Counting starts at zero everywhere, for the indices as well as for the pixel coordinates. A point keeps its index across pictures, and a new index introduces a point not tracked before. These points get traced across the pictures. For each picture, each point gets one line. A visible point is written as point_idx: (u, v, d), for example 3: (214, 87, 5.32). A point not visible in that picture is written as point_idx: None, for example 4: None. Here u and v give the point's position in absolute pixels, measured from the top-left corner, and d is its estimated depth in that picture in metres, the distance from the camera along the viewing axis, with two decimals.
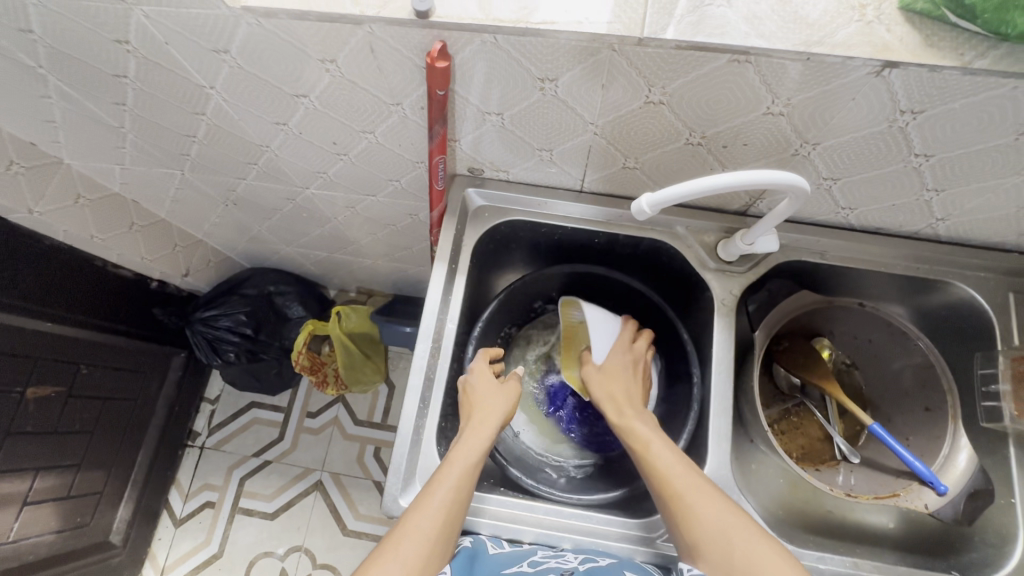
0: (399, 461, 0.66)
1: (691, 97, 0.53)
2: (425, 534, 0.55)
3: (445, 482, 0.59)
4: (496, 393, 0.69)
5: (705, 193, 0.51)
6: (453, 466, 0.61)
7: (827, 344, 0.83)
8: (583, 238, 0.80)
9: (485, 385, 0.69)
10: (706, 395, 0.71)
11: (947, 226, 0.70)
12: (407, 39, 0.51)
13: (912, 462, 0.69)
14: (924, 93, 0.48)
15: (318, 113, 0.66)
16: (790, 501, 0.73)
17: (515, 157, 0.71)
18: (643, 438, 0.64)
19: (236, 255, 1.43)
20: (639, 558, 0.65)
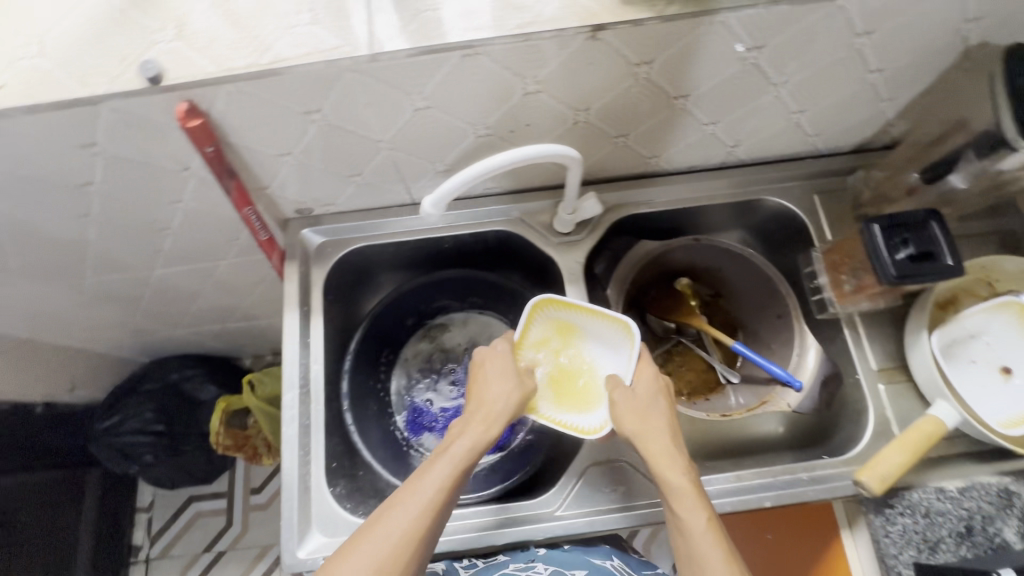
0: (289, 516, 0.65)
1: (451, 96, 0.55)
2: (404, 529, 0.52)
3: (436, 478, 0.55)
4: (509, 384, 0.64)
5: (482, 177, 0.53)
6: (448, 463, 0.56)
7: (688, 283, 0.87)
8: (433, 246, 0.82)
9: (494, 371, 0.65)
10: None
11: (744, 150, 0.77)
12: (153, 107, 0.51)
13: (769, 366, 0.74)
14: (644, 45, 0.52)
15: (114, 196, 0.65)
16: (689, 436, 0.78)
17: (334, 189, 0.71)
18: (652, 431, 0.61)
19: (127, 352, 1.35)
20: (548, 533, 0.67)
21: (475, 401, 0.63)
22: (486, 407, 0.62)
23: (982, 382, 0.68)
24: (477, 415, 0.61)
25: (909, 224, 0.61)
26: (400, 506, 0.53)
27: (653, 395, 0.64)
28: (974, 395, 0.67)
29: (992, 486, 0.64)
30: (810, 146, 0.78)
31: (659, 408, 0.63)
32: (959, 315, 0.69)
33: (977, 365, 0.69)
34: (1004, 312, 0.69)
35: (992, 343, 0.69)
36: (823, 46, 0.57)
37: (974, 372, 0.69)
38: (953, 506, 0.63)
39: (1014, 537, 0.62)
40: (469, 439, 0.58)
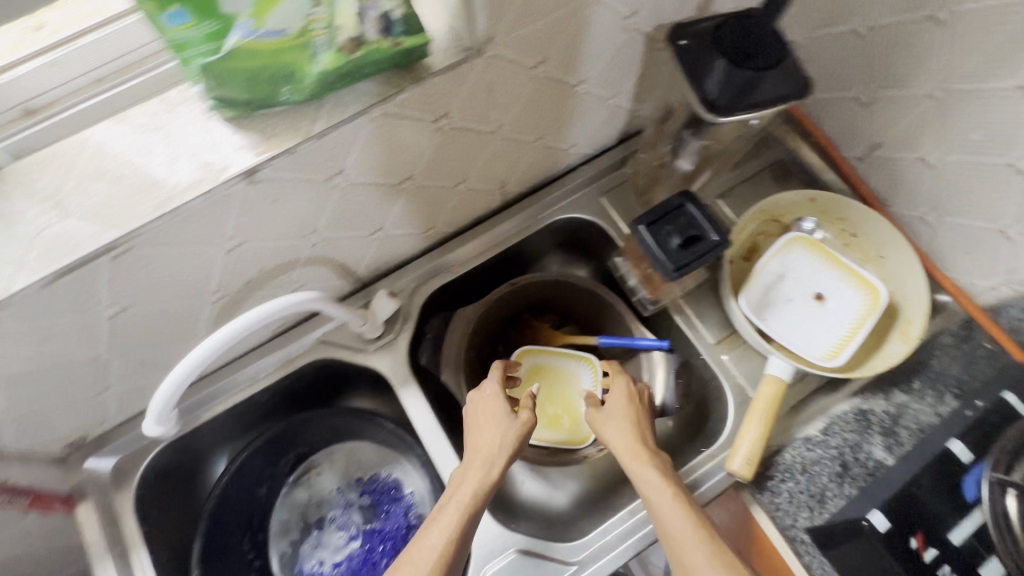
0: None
1: (138, 290, 0.48)
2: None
3: (444, 520, 0.54)
4: (500, 424, 0.62)
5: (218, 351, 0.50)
6: (454, 505, 0.56)
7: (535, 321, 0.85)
8: (250, 406, 0.73)
9: (488, 411, 0.64)
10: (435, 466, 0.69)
11: (515, 186, 0.75)
12: None
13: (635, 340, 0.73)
14: (320, 164, 0.48)
15: None
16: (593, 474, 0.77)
17: (92, 411, 0.62)
18: (629, 447, 0.60)
19: None
20: None
21: (472, 445, 0.62)
22: (477, 454, 0.60)
23: (806, 317, 0.69)
24: (478, 457, 0.60)
25: (666, 214, 0.61)
26: (410, 560, 0.52)
27: (618, 408, 0.64)
28: (803, 332, 0.68)
29: (847, 413, 0.65)
30: (576, 155, 0.77)
31: (627, 419, 0.63)
32: (760, 264, 0.71)
33: (795, 303, 0.70)
34: (795, 247, 0.72)
35: (798, 277, 0.71)
36: (506, 88, 0.55)
37: (796, 309, 0.70)
38: (823, 450, 0.63)
39: (884, 453, 0.62)
40: (478, 483, 0.57)
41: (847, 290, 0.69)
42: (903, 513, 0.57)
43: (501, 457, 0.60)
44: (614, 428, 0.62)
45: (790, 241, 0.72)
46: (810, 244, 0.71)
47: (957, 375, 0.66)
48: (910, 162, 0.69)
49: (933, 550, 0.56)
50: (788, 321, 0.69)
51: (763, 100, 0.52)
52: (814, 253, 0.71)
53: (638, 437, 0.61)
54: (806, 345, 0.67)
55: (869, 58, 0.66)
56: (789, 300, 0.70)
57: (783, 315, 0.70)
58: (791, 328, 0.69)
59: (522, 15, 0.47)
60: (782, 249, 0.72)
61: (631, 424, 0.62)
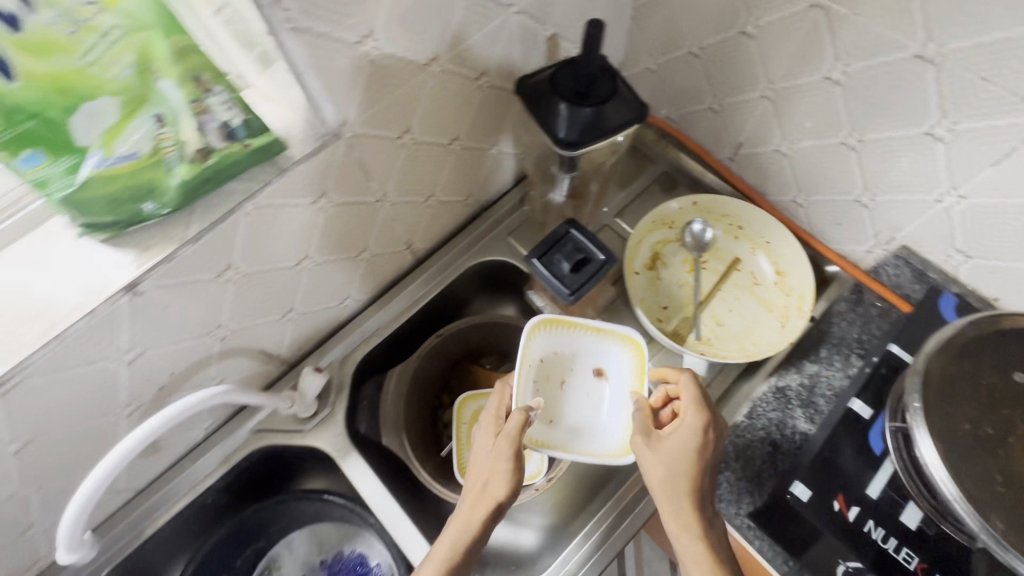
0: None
1: (38, 420, 0.49)
2: None
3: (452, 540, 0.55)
4: (490, 461, 0.58)
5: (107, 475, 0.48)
6: (456, 524, 0.56)
7: (473, 366, 0.87)
8: (194, 513, 0.72)
9: (481, 445, 0.60)
10: (387, 532, 0.68)
11: (422, 243, 0.79)
12: None
13: None
14: (204, 262, 0.51)
15: None
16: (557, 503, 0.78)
17: (21, 551, 0.60)
18: (675, 489, 0.55)
19: None
20: None
21: (471, 481, 0.59)
22: (469, 489, 0.58)
23: (583, 391, 0.67)
24: (469, 496, 0.57)
25: (554, 244, 0.65)
26: None
27: (686, 449, 0.57)
28: (591, 406, 0.66)
29: (766, 393, 0.69)
30: (474, 204, 0.82)
31: (688, 464, 0.56)
32: (518, 360, 0.64)
33: (565, 384, 0.67)
34: (536, 336, 0.66)
35: (554, 357, 0.67)
36: (378, 161, 0.59)
37: (574, 383, 0.67)
38: (750, 434, 0.66)
39: (806, 425, 0.66)
40: (459, 534, 0.55)
41: (611, 351, 0.68)
42: (823, 481, 0.59)
43: (486, 506, 0.56)
44: (670, 472, 0.56)
45: (538, 325, 0.66)
46: (556, 322, 0.68)
47: (856, 337, 0.71)
48: (768, 155, 0.75)
49: (855, 510, 0.57)
50: (564, 402, 0.66)
51: (607, 130, 0.58)
52: (563, 328, 0.67)
53: (690, 489, 0.55)
54: (594, 424, 0.65)
55: (709, 72, 0.73)
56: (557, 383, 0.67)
57: (555, 408, 0.66)
58: (577, 401, 0.66)
59: (370, 99, 0.52)
60: (535, 337, 0.66)
61: (686, 472, 0.56)
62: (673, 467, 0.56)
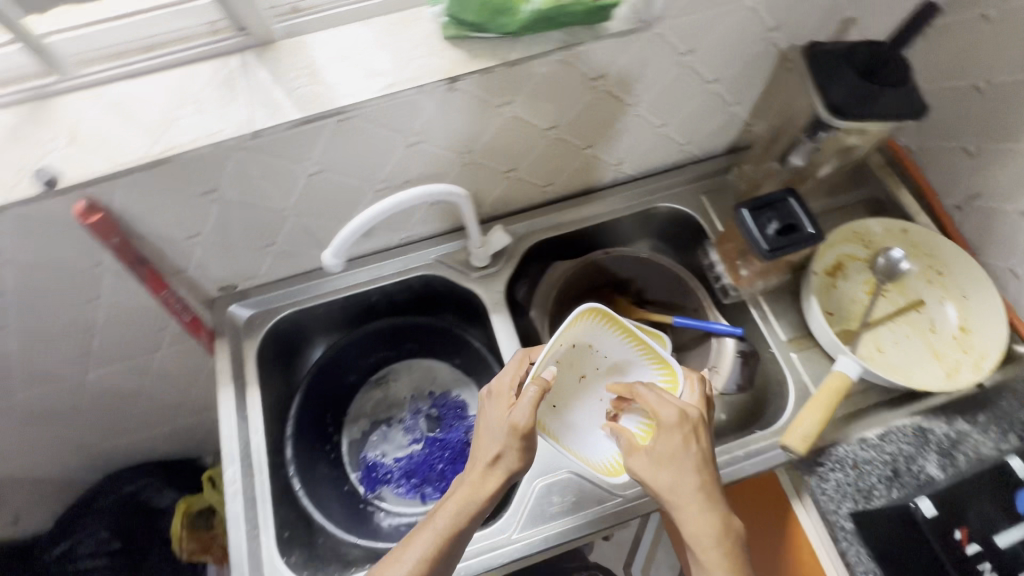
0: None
1: (337, 156, 0.61)
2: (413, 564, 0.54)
3: (455, 511, 0.57)
4: (494, 441, 0.59)
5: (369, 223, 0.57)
6: (456, 496, 0.58)
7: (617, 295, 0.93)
8: (361, 302, 0.84)
9: (488, 417, 0.62)
10: None
11: (628, 167, 0.85)
12: (53, 210, 0.54)
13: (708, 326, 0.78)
14: (501, 88, 0.60)
15: (30, 301, 0.66)
16: None
17: (252, 262, 0.74)
18: (670, 480, 0.57)
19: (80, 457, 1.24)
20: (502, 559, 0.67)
21: (473, 456, 0.61)
22: (474, 466, 0.59)
23: (595, 393, 0.74)
24: (471, 476, 0.58)
25: (769, 205, 0.68)
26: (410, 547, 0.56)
27: (674, 453, 0.58)
28: (594, 407, 0.73)
29: (906, 427, 0.68)
30: (687, 153, 0.87)
31: (682, 469, 0.58)
32: (561, 332, 0.67)
33: (585, 379, 0.74)
34: (580, 321, 0.70)
35: (586, 351, 0.73)
36: (655, 67, 0.66)
37: (593, 381, 0.74)
38: (876, 453, 0.66)
39: (937, 470, 0.65)
40: (470, 503, 0.57)
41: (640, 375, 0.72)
42: (951, 509, 0.61)
43: (486, 486, 0.58)
44: (662, 465, 0.58)
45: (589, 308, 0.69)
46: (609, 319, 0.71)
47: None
48: (1006, 214, 0.73)
49: (976, 547, 0.60)
50: (576, 395, 0.73)
51: (882, 113, 0.60)
52: (607, 330, 0.72)
53: (694, 492, 0.57)
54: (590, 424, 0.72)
55: (983, 112, 0.72)
56: (579, 375, 0.74)
57: (566, 396, 0.73)
58: (586, 401, 0.73)
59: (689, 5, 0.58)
60: (583, 322, 0.70)
61: (680, 464, 0.58)
62: (663, 459, 0.58)
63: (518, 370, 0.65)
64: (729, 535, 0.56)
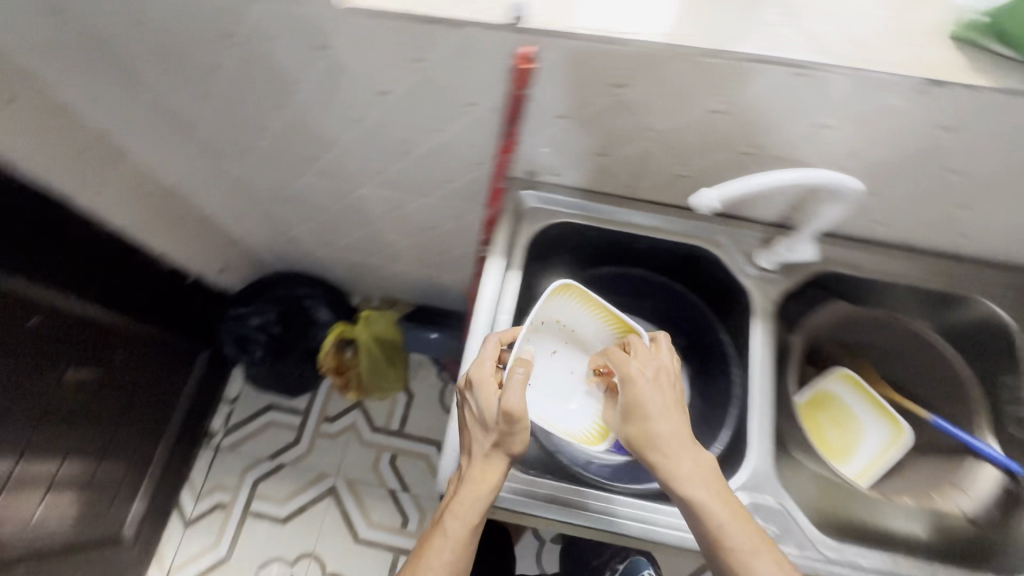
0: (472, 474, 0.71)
1: (747, 104, 0.59)
2: (451, 547, 0.69)
3: (470, 499, 0.69)
4: (477, 441, 0.71)
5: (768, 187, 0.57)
6: (471, 485, 0.69)
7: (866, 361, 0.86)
8: (625, 242, 0.83)
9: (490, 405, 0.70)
10: (749, 392, 0.74)
11: (970, 243, 0.76)
12: (498, 42, 0.56)
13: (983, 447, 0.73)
14: (960, 109, 0.54)
15: (396, 109, 0.71)
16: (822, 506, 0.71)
17: (572, 162, 0.75)
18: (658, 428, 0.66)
19: (283, 245, 1.40)
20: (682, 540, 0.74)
21: (473, 445, 0.72)
22: (476, 464, 0.71)
23: (566, 364, 0.83)
24: (473, 474, 0.70)
25: None
26: (442, 535, 0.69)
27: (663, 406, 0.66)
28: (555, 383, 0.82)
29: None
30: None
31: (671, 420, 0.66)
32: (536, 307, 0.74)
33: (555, 355, 0.82)
34: (546, 299, 0.75)
35: (558, 331, 0.81)
36: None
37: (560, 357, 0.83)
38: None
39: None
40: (481, 500, 0.69)
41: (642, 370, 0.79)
42: None
43: (489, 477, 0.70)
44: (648, 416, 0.66)
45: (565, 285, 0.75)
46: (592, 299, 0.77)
47: None
48: None
49: None
50: (541, 369, 0.82)
51: None
52: (560, 301, 0.77)
53: (679, 440, 0.65)
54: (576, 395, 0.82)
55: None
56: (550, 349, 0.82)
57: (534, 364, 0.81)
58: (551, 370, 0.82)
59: None
60: (553, 298, 0.76)
61: (673, 414, 0.66)
62: (636, 407, 0.67)
63: (485, 370, 0.69)
64: (700, 466, 0.64)
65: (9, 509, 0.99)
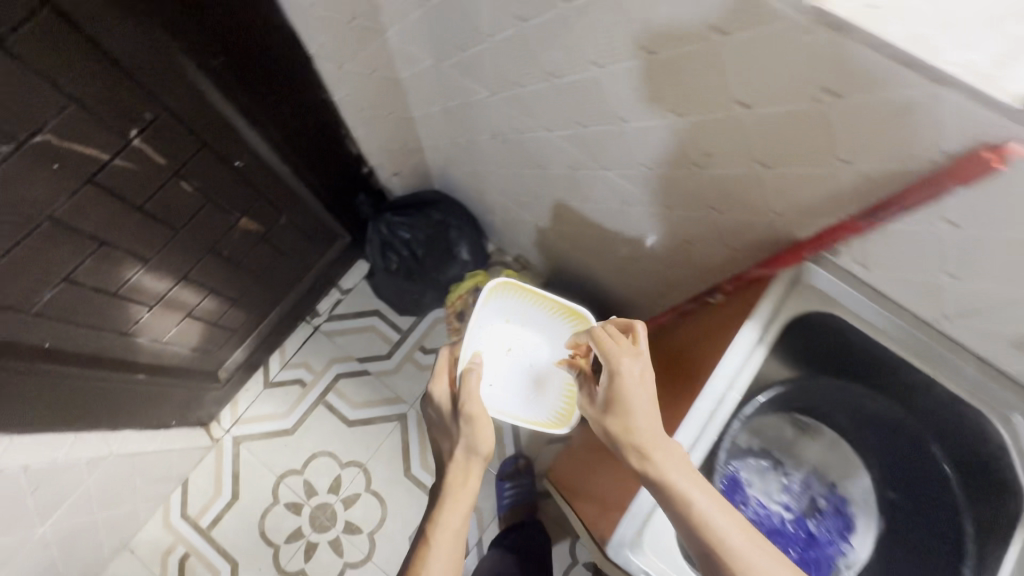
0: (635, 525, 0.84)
1: None
2: (446, 547, 0.74)
3: (463, 490, 0.79)
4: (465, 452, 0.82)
5: None
6: (460, 486, 0.79)
7: None
8: (892, 365, 0.72)
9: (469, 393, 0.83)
10: None
11: None
12: (976, 122, 0.42)
13: None
14: None
15: (737, 126, 0.59)
16: None
17: (902, 265, 0.61)
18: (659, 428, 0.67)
19: (462, 174, 1.33)
20: None
21: (456, 457, 0.82)
22: (454, 471, 0.81)
23: (514, 361, 1.01)
24: (457, 474, 0.80)
25: None
26: (439, 532, 0.75)
27: (641, 382, 0.68)
28: (517, 376, 1.00)
29: None
30: None
31: (639, 393, 0.67)
32: (475, 311, 0.95)
33: (509, 353, 1.01)
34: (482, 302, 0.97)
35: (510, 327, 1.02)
36: None
37: (516, 354, 1.02)
38: None
39: None
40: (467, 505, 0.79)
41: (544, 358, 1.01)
42: None
43: (471, 474, 0.81)
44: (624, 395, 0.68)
45: (501, 284, 0.97)
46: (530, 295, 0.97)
47: None
48: None
49: None
50: (507, 365, 1.00)
51: None
52: (531, 301, 0.98)
53: (651, 434, 0.67)
54: (539, 391, 1.00)
55: None
56: (506, 346, 1.02)
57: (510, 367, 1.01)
58: (509, 369, 1.01)
59: None
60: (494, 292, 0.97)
61: (636, 394, 0.67)
62: (621, 388, 0.68)
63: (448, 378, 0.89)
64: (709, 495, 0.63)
65: (155, 321, 1.03)
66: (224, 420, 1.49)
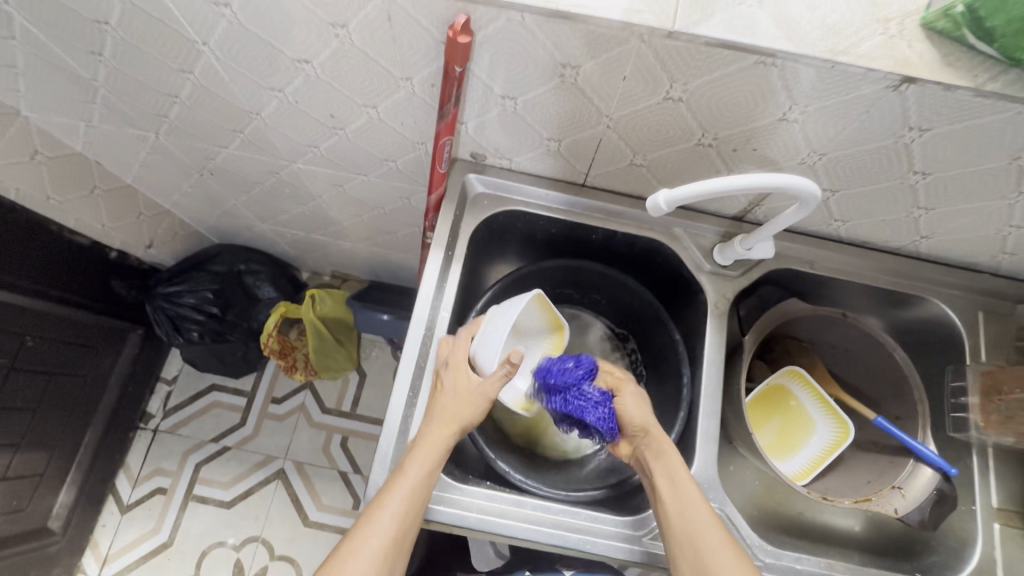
0: (376, 483, 0.64)
1: (711, 96, 0.53)
2: (386, 540, 0.55)
3: (398, 491, 0.57)
4: (421, 466, 0.59)
5: (718, 193, 0.51)
6: (405, 477, 0.58)
7: (820, 367, 0.82)
8: (578, 235, 0.79)
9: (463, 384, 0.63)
10: (702, 383, 0.72)
11: (928, 245, 0.72)
12: (429, 9, 0.49)
13: (917, 447, 0.71)
14: (936, 111, 0.49)
15: (318, 82, 0.63)
16: (763, 501, 0.77)
17: (520, 145, 0.69)
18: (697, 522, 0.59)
19: (217, 220, 1.29)
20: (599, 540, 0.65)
21: (441, 410, 0.62)
22: (411, 475, 0.58)
23: None
24: (412, 477, 0.58)
25: None
26: (374, 529, 0.55)
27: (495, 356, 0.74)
28: None
29: None
30: (998, 262, 0.72)
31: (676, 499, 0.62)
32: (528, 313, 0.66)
33: None
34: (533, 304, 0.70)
35: None
36: None
37: None
38: None
39: None
40: (415, 499, 0.58)
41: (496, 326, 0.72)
42: None
43: (430, 459, 0.59)
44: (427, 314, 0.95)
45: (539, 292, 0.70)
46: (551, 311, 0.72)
47: None
48: None
49: None
50: None
51: None
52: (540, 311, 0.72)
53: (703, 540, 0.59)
54: None
55: None
56: None
57: None
58: None
59: None
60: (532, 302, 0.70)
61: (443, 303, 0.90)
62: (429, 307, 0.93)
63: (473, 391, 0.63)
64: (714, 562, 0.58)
65: None
66: (90, 567, 1.36)
